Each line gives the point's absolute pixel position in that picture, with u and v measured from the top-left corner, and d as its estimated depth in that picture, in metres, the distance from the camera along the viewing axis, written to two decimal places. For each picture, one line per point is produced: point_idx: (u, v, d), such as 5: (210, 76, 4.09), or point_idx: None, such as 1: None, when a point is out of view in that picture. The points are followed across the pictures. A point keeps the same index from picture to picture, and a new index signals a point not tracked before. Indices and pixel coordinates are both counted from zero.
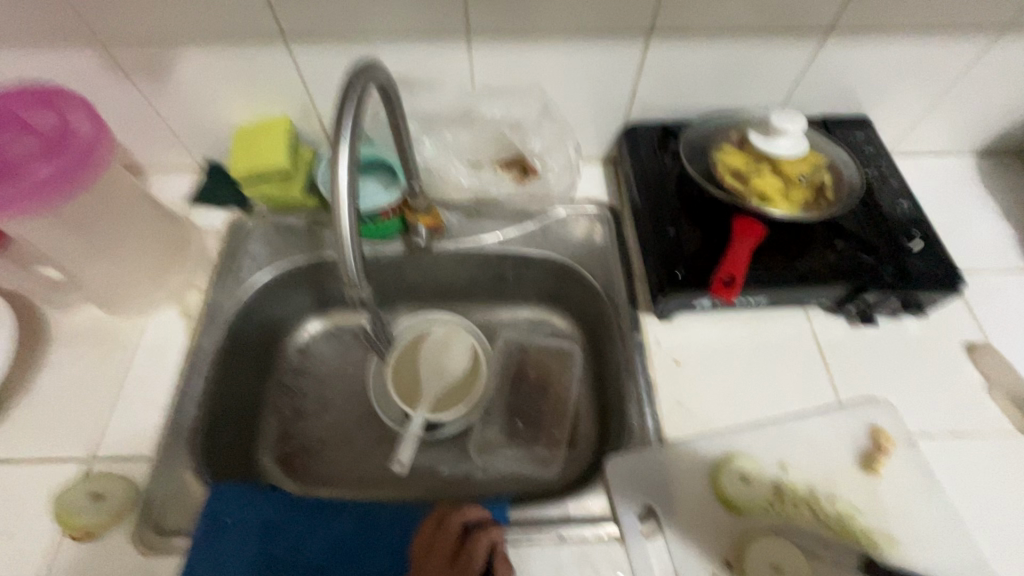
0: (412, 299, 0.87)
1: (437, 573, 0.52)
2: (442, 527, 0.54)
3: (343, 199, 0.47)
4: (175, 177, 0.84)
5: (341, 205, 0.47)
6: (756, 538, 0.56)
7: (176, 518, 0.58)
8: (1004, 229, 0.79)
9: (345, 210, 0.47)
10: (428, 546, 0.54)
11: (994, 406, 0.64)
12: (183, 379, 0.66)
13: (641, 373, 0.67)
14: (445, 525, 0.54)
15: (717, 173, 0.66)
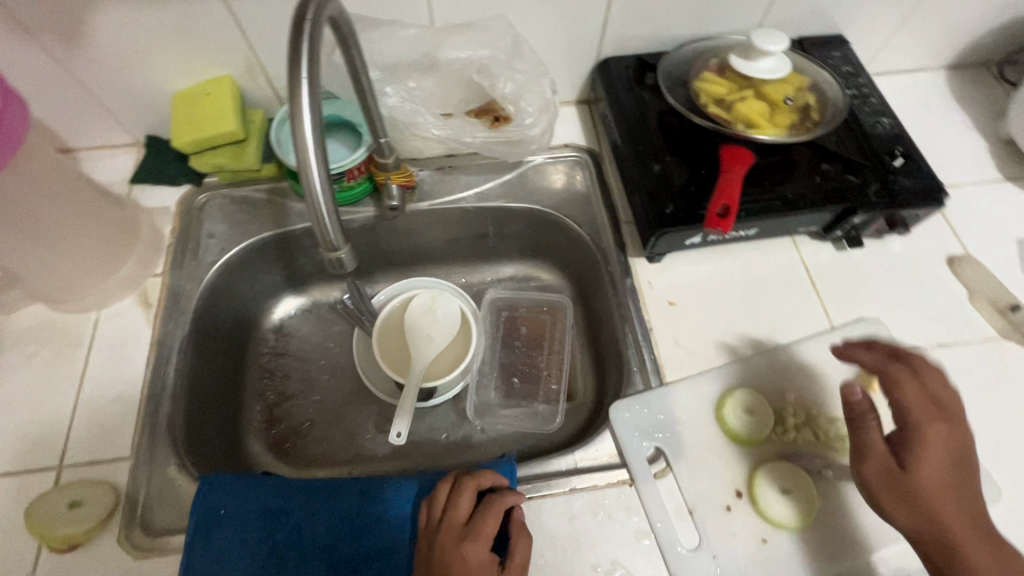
0: (390, 266, 0.83)
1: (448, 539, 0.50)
2: (454, 493, 0.52)
3: (313, 152, 0.40)
4: (112, 155, 0.75)
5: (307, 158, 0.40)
6: (764, 465, 0.56)
7: (166, 516, 0.55)
8: (980, 142, 0.79)
9: (315, 167, 0.40)
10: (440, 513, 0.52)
11: (979, 315, 0.66)
12: (153, 372, 0.61)
13: (636, 317, 0.66)
14: (457, 491, 0.52)
15: (700, 103, 0.63)
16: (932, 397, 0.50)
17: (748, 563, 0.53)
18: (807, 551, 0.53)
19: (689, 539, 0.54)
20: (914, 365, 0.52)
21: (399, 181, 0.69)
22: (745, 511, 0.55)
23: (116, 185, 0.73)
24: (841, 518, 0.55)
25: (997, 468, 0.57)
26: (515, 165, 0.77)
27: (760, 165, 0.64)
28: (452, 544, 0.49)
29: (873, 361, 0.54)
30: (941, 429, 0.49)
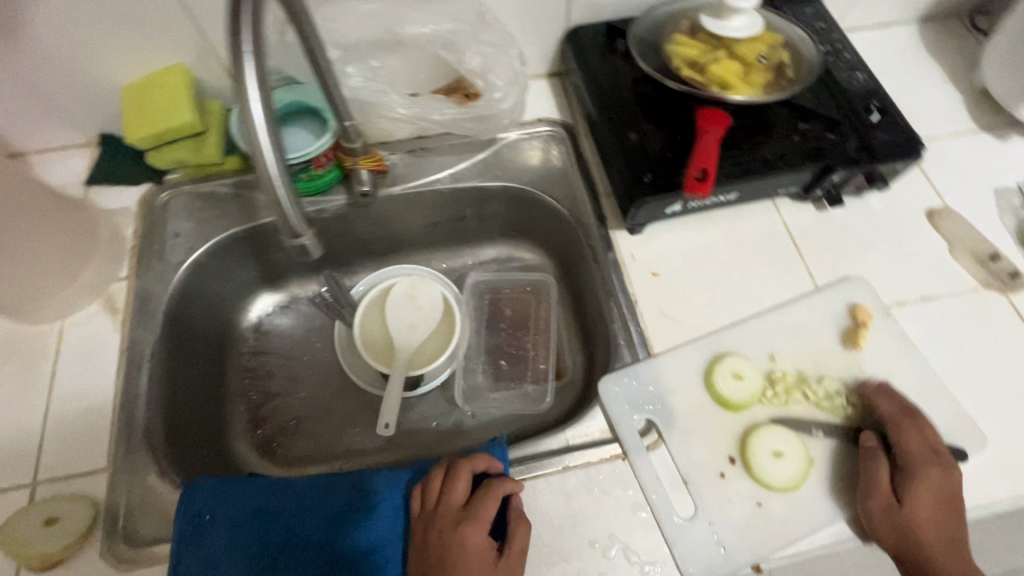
0: (367, 256, 0.81)
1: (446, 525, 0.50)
2: (450, 479, 0.53)
3: (265, 143, 0.38)
4: (63, 155, 0.71)
5: (263, 157, 0.38)
6: (756, 429, 0.56)
7: (151, 526, 0.53)
8: (955, 94, 0.79)
9: (269, 155, 0.38)
10: (437, 500, 0.52)
11: (960, 267, 0.66)
12: (125, 379, 0.59)
13: (621, 291, 0.65)
14: (453, 477, 0.53)
15: (673, 66, 0.61)
16: (932, 447, 0.54)
17: (744, 527, 0.53)
18: (802, 511, 0.53)
19: (685, 508, 0.54)
20: (923, 422, 0.55)
21: (369, 165, 0.66)
22: (740, 477, 0.55)
23: (70, 187, 0.69)
24: (834, 476, 0.55)
25: (983, 416, 0.57)
26: (489, 143, 0.74)
27: (738, 127, 0.63)
28: (448, 528, 0.50)
29: (889, 405, 0.56)
30: (936, 474, 0.52)
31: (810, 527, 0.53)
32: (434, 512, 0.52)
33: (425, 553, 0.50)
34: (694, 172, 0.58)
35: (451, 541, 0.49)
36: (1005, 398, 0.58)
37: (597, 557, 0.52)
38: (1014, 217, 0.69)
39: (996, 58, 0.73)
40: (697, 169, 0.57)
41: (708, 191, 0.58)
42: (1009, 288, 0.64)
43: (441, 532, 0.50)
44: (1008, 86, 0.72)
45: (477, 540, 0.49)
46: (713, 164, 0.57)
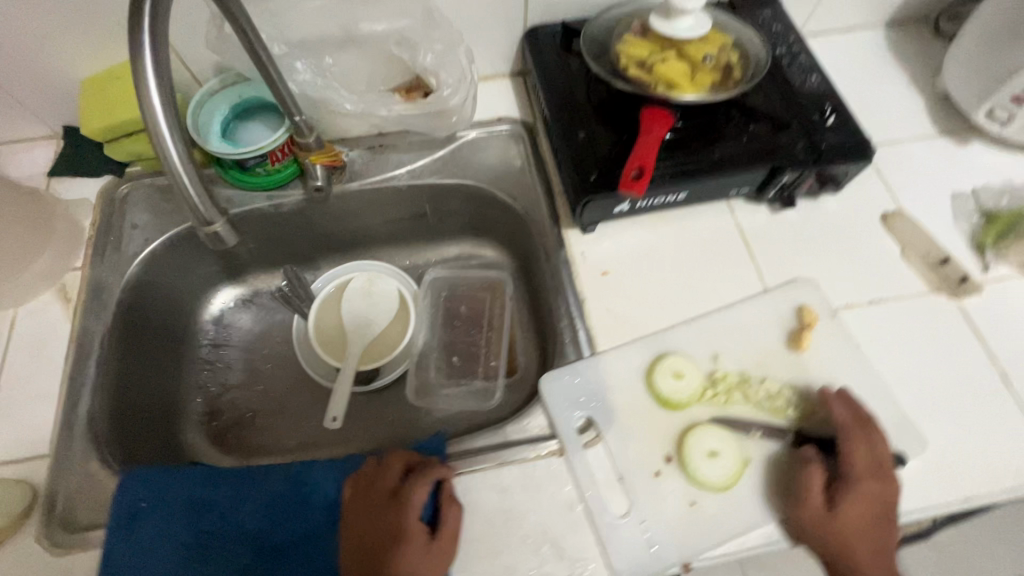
0: (330, 251, 0.81)
1: (375, 503, 0.51)
2: (386, 464, 0.53)
3: (169, 140, 0.42)
4: (28, 148, 0.72)
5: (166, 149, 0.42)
6: (693, 428, 0.56)
7: (88, 512, 0.53)
8: (917, 98, 0.78)
9: (172, 147, 0.42)
10: (372, 483, 0.53)
11: (910, 271, 0.66)
12: (74, 368, 0.60)
13: (570, 289, 0.65)
14: (389, 461, 0.53)
15: (621, 67, 0.62)
16: (877, 460, 0.52)
17: (676, 526, 0.53)
18: (735, 512, 0.53)
19: (618, 506, 0.54)
20: (874, 433, 0.53)
21: (324, 160, 0.67)
22: (675, 475, 0.55)
23: (33, 178, 0.70)
24: (769, 477, 0.54)
25: (924, 420, 0.57)
26: (447, 141, 0.75)
27: (687, 127, 0.63)
28: (382, 509, 0.50)
29: (845, 411, 0.54)
30: (874, 485, 0.51)
31: (742, 528, 0.53)
32: (368, 494, 0.52)
33: (356, 536, 0.50)
34: (631, 169, 0.59)
35: (385, 522, 0.50)
36: (947, 402, 0.58)
37: (528, 553, 0.52)
38: (969, 221, 0.69)
39: (956, 62, 0.73)
40: (634, 167, 0.58)
41: (642, 190, 0.59)
42: (958, 293, 0.64)
43: (373, 514, 0.50)
44: (966, 90, 0.72)
45: (412, 520, 0.49)
46: (650, 164, 0.58)
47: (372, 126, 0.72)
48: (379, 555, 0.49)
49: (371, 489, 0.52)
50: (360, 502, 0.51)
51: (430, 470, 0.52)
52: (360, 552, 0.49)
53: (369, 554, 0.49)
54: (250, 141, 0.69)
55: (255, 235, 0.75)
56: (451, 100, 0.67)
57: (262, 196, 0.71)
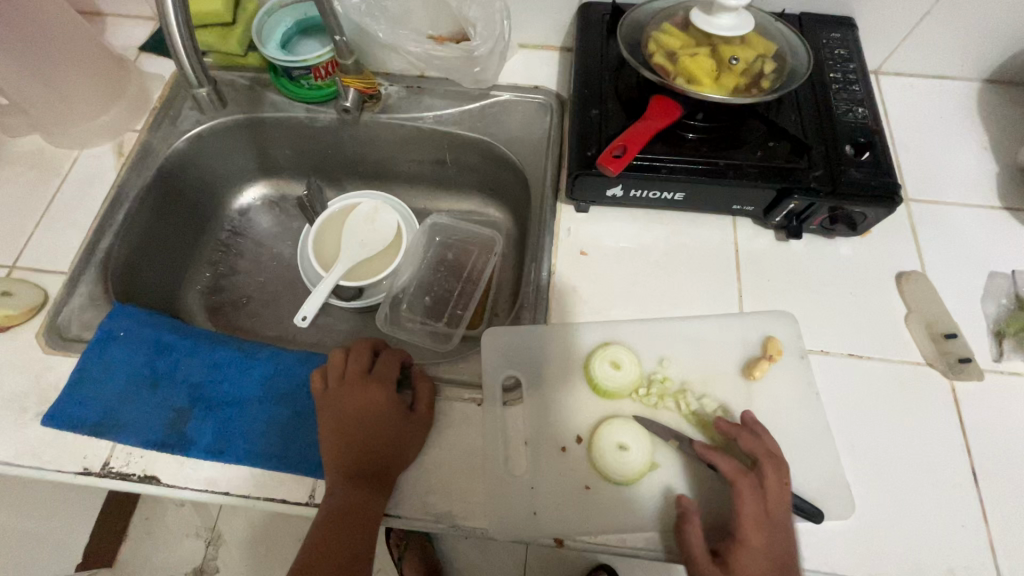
0: (355, 176, 0.87)
1: (351, 386, 0.55)
2: (352, 352, 0.58)
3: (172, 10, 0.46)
4: (131, 24, 0.84)
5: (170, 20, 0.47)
6: (612, 419, 0.56)
7: (78, 327, 0.62)
8: (987, 163, 0.71)
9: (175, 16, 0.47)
10: (341, 370, 0.57)
11: (909, 336, 0.60)
12: (107, 209, 0.69)
13: (544, 258, 0.66)
14: (355, 351, 0.59)
15: (650, 53, 0.61)
16: (766, 511, 0.49)
17: (562, 501, 0.54)
18: (626, 508, 0.53)
19: (516, 466, 0.55)
20: (764, 475, 0.50)
21: (358, 85, 0.72)
22: (579, 456, 0.55)
23: (128, 49, 0.81)
24: (671, 486, 0.54)
25: (859, 486, 0.53)
26: (480, 97, 0.77)
27: (701, 129, 0.62)
28: (357, 390, 0.55)
29: (724, 463, 0.51)
30: (763, 535, 0.48)
31: (626, 522, 0.52)
32: (341, 381, 0.56)
33: (339, 413, 0.54)
34: (615, 147, 0.59)
35: (362, 401, 0.54)
36: (895, 477, 0.54)
37: (416, 479, 0.54)
38: (997, 303, 0.62)
39: None
40: (618, 146, 0.58)
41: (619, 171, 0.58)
42: (953, 373, 0.58)
43: (351, 393, 0.55)
44: None
45: (390, 394, 0.55)
46: (635, 148, 0.58)
47: (412, 66, 0.77)
48: (366, 428, 0.53)
49: (346, 373, 0.56)
50: (335, 387, 0.55)
51: (391, 355, 0.59)
52: (346, 427, 0.53)
53: (356, 429, 0.53)
54: (304, 53, 0.76)
55: (290, 142, 0.82)
56: (478, 51, 0.70)
57: (301, 107, 0.78)
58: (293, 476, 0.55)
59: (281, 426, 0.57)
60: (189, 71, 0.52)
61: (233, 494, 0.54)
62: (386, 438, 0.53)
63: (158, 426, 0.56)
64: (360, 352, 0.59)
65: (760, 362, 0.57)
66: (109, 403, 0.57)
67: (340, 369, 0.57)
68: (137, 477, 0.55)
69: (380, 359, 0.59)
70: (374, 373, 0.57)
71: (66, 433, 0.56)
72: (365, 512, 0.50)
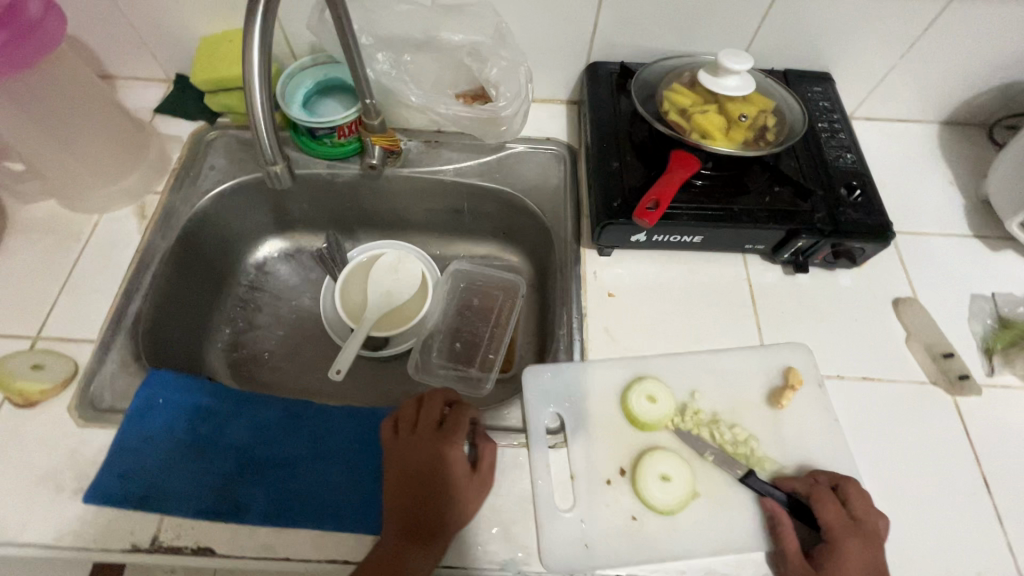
0: (371, 226, 0.89)
1: (423, 439, 0.56)
2: (424, 404, 0.59)
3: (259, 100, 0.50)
4: (145, 86, 0.85)
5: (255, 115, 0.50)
6: (652, 450, 0.59)
7: (112, 397, 0.61)
8: (954, 196, 0.80)
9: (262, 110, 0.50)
10: (412, 421, 0.58)
11: (913, 357, 0.66)
12: (133, 272, 0.69)
13: (575, 303, 0.69)
14: (428, 403, 0.60)
15: (664, 111, 0.67)
16: (854, 516, 0.53)
17: (612, 535, 0.55)
18: (683, 539, 0.55)
19: (564, 501, 0.57)
20: (843, 490, 0.54)
21: (382, 143, 0.75)
22: (625, 489, 0.57)
23: (143, 111, 0.82)
24: (716, 514, 0.56)
25: (880, 498, 0.58)
26: (496, 149, 0.82)
27: (713, 178, 0.68)
28: (426, 443, 0.56)
29: (799, 483, 0.56)
30: (858, 542, 0.51)
31: (683, 552, 0.54)
32: (412, 432, 0.57)
33: (405, 465, 0.55)
34: (648, 201, 0.63)
35: (429, 455, 0.55)
36: (920, 489, 0.58)
37: (477, 530, 0.55)
38: (983, 323, 0.69)
39: (1000, 170, 0.74)
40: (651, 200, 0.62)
41: (656, 222, 0.62)
42: (956, 390, 0.64)
43: (419, 446, 0.56)
44: (1005, 198, 0.72)
45: (456, 451, 0.55)
46: (668, 201, 0.62)
47: (432, 122, 0.81)
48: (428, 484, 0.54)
49: (417, 424, 0.58)
50: (404, 438, 0.56)
51: (463, 410, 0.59)
52: (410, 480, 0.54)
53: (419, 484, 0.54)
54: (326, 113, 0.78)
55: (309, 197, 0.84)
56: (504, 111, 0.73)
57: (322, 164, 0.80)
58: (353, 535, 0.54)
59: (334, 483, 0.57)
60: (268, 149, 0.53)
61: (293, 560, 0.53)
62: (446, 497, 0.53)
63: (208, 495, 0.55)
64: (432, 405, 0.60)
65: (784, 392, 0.61)
66: (155, 473, 0.56)
67: (410, 420, 0.58)
68: (190, 549, 0.53)
69: (451, 414, 0.59)
70: (445, 427, 0.58)
71: (110, 509, 0.54)
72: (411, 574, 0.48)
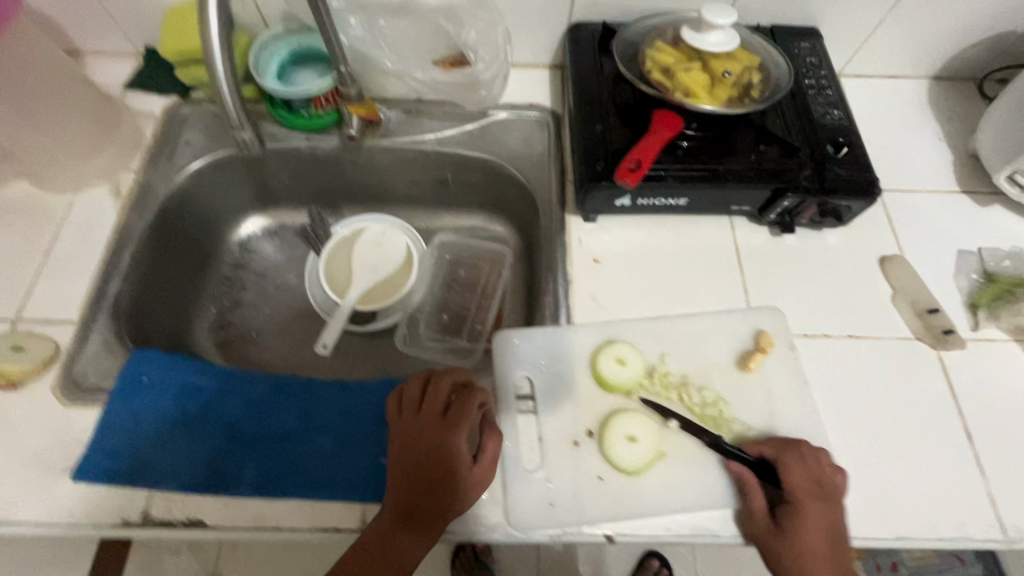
0: (355, 200, 0.88)
1: (426, 423, 0.55)
2: (433, 387, 0.57)
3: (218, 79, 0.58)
4: (114, 62, 0.82)
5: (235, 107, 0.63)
6: (624, 412, 0.59)
7: (97, 377, 0.61)
8: (943, 152, 0.79)
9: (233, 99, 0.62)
10: (418, 403, 0.57)
11: (898, 314, 0.66)
12: (111, 252, 0.68)
13: (561, 270, 0.69)
14: (437, 386, 0.58)
15: (646, 70, 0.66)
16: (816, 479, 0.54)
17: (581, 495, 0.56)
18: (653, 497, 0.56)
19: (532, 462, 0.58)
20: (805, 452, 0.55)
21: (361, 113, 0.74)
22: (592, 449, 0.58)
23: (113, 88, 0.80)
24: (679, 472, 0.57)
25: (840, 450, 0.59)
26: (478, 116, 0.80)
27: (699, 138, 0.66)
28: (431, 426, 0.54)
29: (765, 446, 0.56)
30: (819, 504, 0.53)
31: (666, 510, 0.55)
32: (415, 413, 0.56)
33: (408, 447, 0.54)
34: (629, 162, 0.62)
35: (432, 439, 0.54)
36: (902, 441, 0.59)
37: None
38: (969, 278, 0.69)
39: (987, 122, 0.73)
40: (633, 160, 0.62)
41: (637, 183, 0.62)
42: (940, 344, 0.64)
43: (423, 429, 0.55)
44: (992, 151, 0.72)
45: (460, 441, 0.54)
46: (649, 161, 0.62)
47: (412, 91, 0.79)
48: (426, 468, 0.53)
49: (422, 407, 0.56)
50: (410, 419, 0.55)
51: (470, 396, 0.57)
52: (407, 463, 0.53)
53: (417, 468, 0.53)
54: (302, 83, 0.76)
55: (289, 172, 0.83)
56: (483, 74, 0.74)
57: (301, 137, 0.78)
58: (343, 504, 0.55)
59: (323, 454, 0.57)
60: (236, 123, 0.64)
61: (285, 530, 0.54)
62: (442, 484, 0.52)
63: (198, 470, 0.56)
64: (440, 388, 0.58)
65: (753, 354, 0.61)
66: (144, 450, 0.57)
67: (413, 401, 0.57)
68: (182, 523, 0.54)
69: (457, 400, 0.57)
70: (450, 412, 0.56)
71: (101, 486, 0.55)
72: (404, 554, 0.50)
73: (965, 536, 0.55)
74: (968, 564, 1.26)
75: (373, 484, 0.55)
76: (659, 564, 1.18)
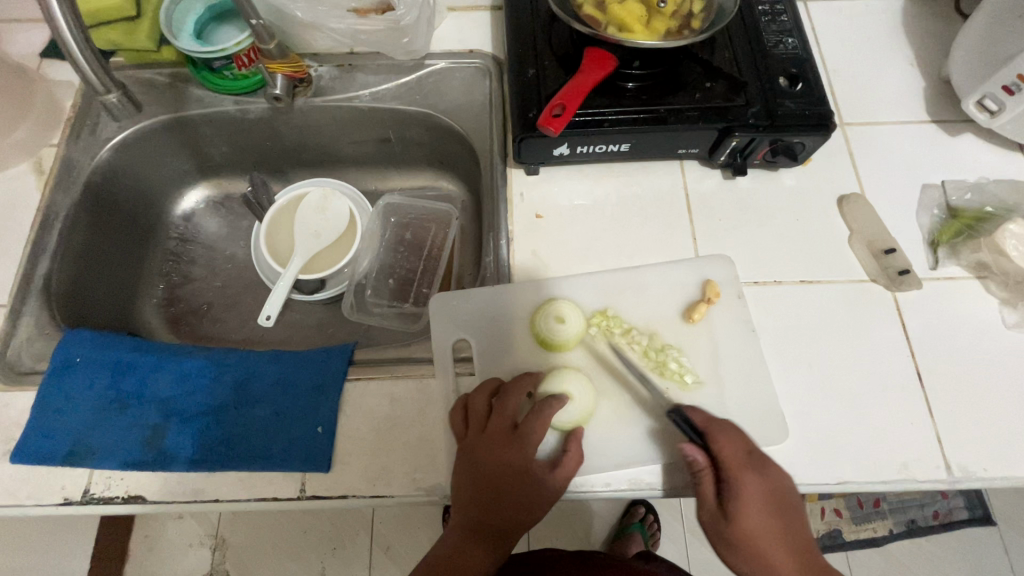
0: (299, 165, 0.85)
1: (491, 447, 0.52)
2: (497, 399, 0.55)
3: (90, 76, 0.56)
4: (27, 28, 0.77)
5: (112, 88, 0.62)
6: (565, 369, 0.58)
7: (31, 359, 0.60)
8: (914, 79, 0.73)
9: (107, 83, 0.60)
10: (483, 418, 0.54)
11: (855, 255, 0.63)
12: (37, 231, 0.65)
13: (502, 228, 0.66)
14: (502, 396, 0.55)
15: (579, 6, 0.61)
16: (746, 451, 0.50)
17: None
18: (589, 451, 0.55)
19: None
20: (731, 425, 0.52)
21: (286, 70, 0.69)
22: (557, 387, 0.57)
23: (28, 58, 0.75)
24: (617, 427, 0.56)
25: (788, 400, 0.57)
26: (415, 68, 0.75)
27: (639, 77, 0.62)
28: (506, 447, 0.52)
29: (700, 415, 0.53)
30: (756, 476, 0.48)
31: (603, 465, 0.54)
32: (481, 432, 0.53)
33: (476, 469, 0.51)
34: (554, 105, 0.58)
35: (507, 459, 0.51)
36: (853, 386, 0.58)
37: (405, 461, 0.55)
38: (932, 214, 0.65)
39: (957, 43, 0.68)
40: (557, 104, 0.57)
41: (563, 128, 0.57)
42: (894, 286, 0.62)
43: (483, 452, 0.52)
44: (960, 74, 0.67)
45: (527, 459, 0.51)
46: (574, 105, 0.57)
47: (340, 42, 0.74)
48: (507, 493, 0.51)
49: (487, 425, 0.53)
50: (473, 439, 0.52)
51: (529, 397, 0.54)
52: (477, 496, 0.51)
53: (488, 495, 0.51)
54: (221, 41, 0.72)
55: (225, 138, 0.79)
56: (404, 20, 0.68)
57: (229, 100, 0.74)
58: (281, 474, 0.55)
59: (259, 426, 0.56)
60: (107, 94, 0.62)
61: (224, 502, 0.54)
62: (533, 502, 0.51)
63: (135, 446, 0.56)
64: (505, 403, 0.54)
65: (698, 304, 0.59)
66: (79, 431, 0.56)
67: (488, 418, 0.54)
68: (122, 498, 0.54)
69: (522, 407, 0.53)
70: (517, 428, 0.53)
71: (39, 467, 0.55)
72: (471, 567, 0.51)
73: (909, 478, 0.54)
74: (951, 498, 1.26)
75: (309, 453, 0.55)
76: (645, 511, 1.21)
